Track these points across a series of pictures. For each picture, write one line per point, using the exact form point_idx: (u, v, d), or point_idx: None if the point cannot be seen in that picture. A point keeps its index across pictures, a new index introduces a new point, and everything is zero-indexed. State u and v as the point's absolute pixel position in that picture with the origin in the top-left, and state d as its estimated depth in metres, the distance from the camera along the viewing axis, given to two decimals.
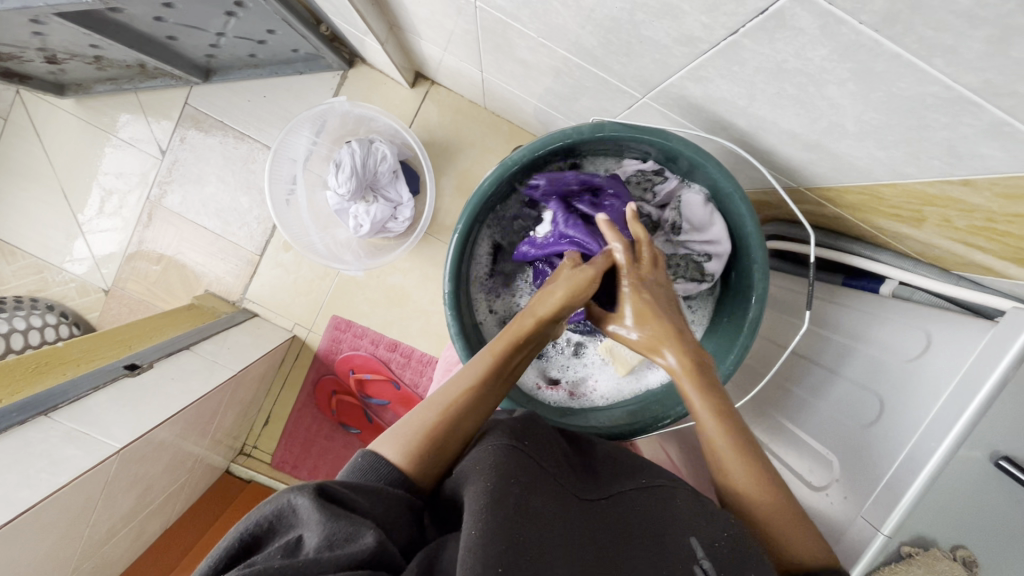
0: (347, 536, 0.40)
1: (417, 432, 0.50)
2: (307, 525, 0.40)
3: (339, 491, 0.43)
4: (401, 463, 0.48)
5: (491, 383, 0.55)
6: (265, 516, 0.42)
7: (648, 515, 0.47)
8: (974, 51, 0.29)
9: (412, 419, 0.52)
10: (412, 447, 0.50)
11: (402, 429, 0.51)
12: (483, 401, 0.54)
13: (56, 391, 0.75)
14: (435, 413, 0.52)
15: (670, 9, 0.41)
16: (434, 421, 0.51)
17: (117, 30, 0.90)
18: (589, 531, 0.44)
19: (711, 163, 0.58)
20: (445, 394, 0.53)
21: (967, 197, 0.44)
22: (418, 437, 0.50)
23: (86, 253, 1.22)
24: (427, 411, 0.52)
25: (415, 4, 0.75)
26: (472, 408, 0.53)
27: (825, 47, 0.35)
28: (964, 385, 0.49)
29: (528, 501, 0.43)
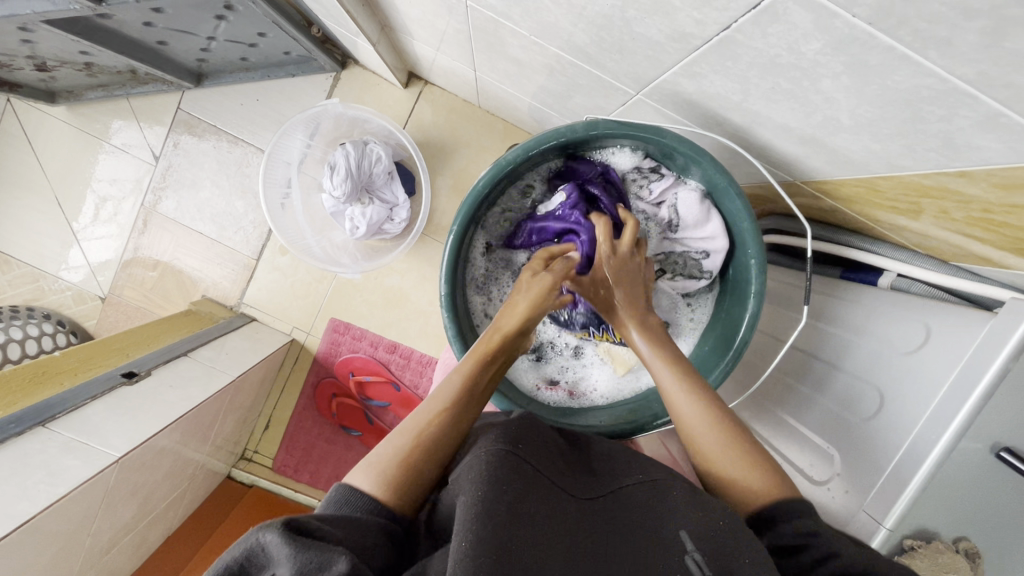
0: (318, 566, 0.37)
1: (391, 460, 0.50)
2: (277, 562, 0.38)
3: (309, 523, 0.41)
4: (377, 492, 0.48)
5: (465, 402, 0.55)
6: (233, 560, 0.40)
7: (645, 512, 0.47)
8: (969, 43, 0.28)
9: (386, 448, 0.51)
10: (388, 475, 0.49)
11: (375, 460, 0.51)
12: (458, 419, 0.54)
13: (53, 401, 0.74)
14: (409, 440, 0.52)
15: (662, 6, 0.41)
16: (408, 447, 0.51)
17: (106, 37, 0.90)
18: (585, 530, 0.43)
19: (706, 159, 0.58)
20: (417, 422, 0.53)
21: (963, 188, 0.43)
22: (393, 465, 0.50)
23: (82, 260, 1.22)
24: (401, 440, 0.52)
25: (406, 5, 0.75)
26: (448, 428, 0.53)
27: (818, 41, 0.35)
28: (964, 377, 0.49)
29: (518, 504, 0.42)
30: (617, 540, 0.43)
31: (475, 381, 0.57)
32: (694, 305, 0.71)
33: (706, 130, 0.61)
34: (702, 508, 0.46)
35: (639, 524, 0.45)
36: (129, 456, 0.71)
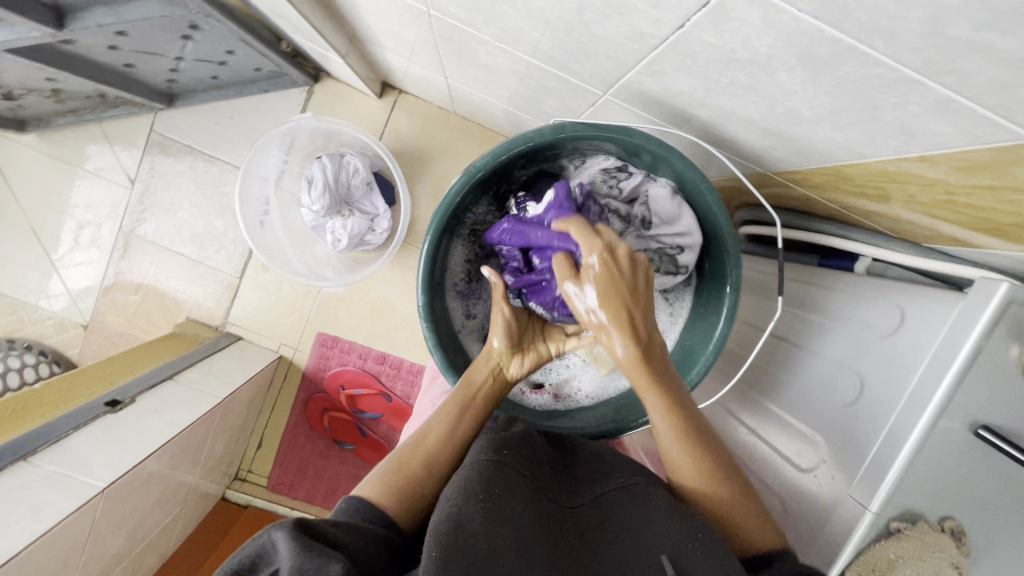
0: (319, 563, 0.37)
1: (395, 469, 0.53)
2: (282, 557, 0.38)
3: (321, 529, 0.42)
4: (375, 496, 0.51)
5: (465, 417, 0.60)
6: (245, 557, 0.40)
7: (623, 518, 0.48)
8: (912, 32, 0.29)
9: (393, 460, 0.55)
10: (392, 484, 0.52)
11: (378, 469, 0.54)
12: (453, 431, 0.58)
13: (34, 434, 0.73)
14: (412, 453, 0.56)
15: (617, 7, 0.41)
16: (412, 459, 0.55)
17: (72, 62, 0.89)
18: (561, 542, 0.44)
19: (674, 156, 0.58)
20: (422, 434, 0.58)
21: (925, 172, 0.44)
22: (389, 471, 0.53)
23: (62, 288, 1.20)
24: (406, 455, 0.55)
25: (372, 16, 0.75)
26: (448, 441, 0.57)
27: (770, 36, 0.35)
28: (940, 358, 0.50)
29: (495, 516, 0.44)
30: (590, 552, 0.44)
31: (466, 396, 0.62)
32: (673, 302, 0.71)
33: (672, 128, 0.62)
34: (680, 516, 0.46)
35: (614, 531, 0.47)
36: (114, 486, 0.70)
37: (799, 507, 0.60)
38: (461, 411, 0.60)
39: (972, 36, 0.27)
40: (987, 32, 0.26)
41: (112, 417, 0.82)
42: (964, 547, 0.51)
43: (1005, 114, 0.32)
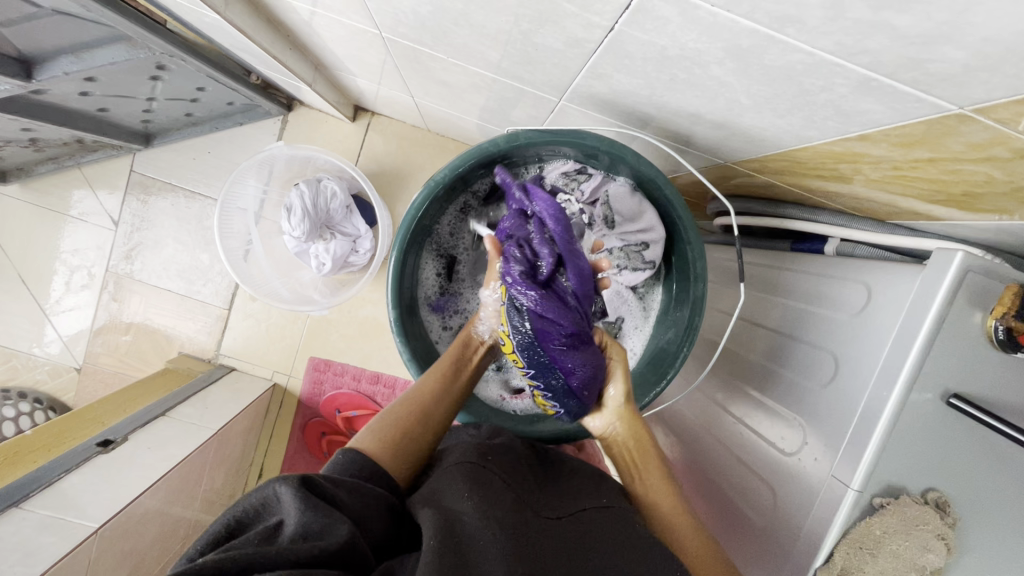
0: (323, 529, 0.40)
1: (391, 421, 0.55)
2: (288, 512, 0.41)
3: (322, 484, 0.44)
4: (370, 447, 0.52)
5: (458, 379, 0.64)
6: (251, 503, 0.43)
7: (603, 531, 0.48)
8: (817, 18, 0.30)
9: (386, 414, 0.56)
10: (385, 440, 0.54)
11: (374, 424, 0.56)
12: (442, 395, 0.61)
13: (26, 479, 0.74)
14: (407, 408, 0.57)
15: (551, 16, 0.42)
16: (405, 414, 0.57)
17: (47, 111, 0.91)
18: (549, 543, 0.45)
19: (628, 154, 0.60)
20: (416, 390, 0.60)
21: (869, 150, 0.45)
22: (384, 425, 0.55)
23: (54, 334, 1.21)
24: (400, 409, 0.57)
25: (332, 43, 0.76)
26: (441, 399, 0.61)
27: (693, 32, 0.37)
28: (906, 329, 0.50)
29: (486, 513, 0.45)
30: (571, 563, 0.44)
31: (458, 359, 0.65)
32: (644, 297, 0.73)
33: (632, 129, 0.63)
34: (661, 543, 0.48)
35: (595, 541, 0.47)
36: (108, 526, 0.70)
37: (786, 491, 0.59)
38: (454, 374, 0.63)
39: (872, 17, 0.28)
40: (884, 12, 0.28)
41: (106, 457, 0.83)
42: (949, 518, 0.51)
43: (923, 88, 0.33)
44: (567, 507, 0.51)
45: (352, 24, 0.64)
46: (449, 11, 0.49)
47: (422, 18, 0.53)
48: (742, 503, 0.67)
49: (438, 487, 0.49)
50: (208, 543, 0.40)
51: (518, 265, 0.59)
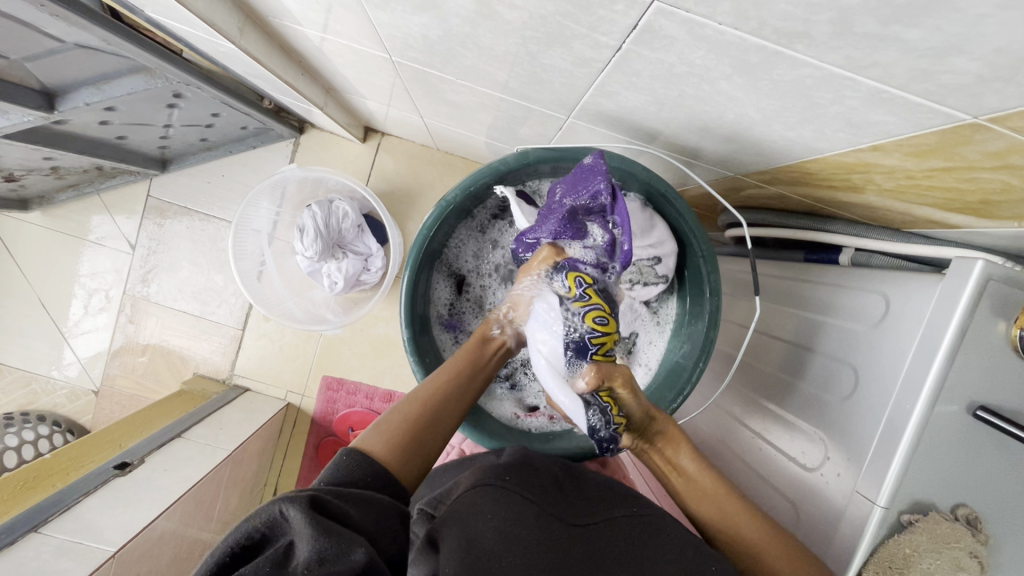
0: (339, 551, 0.39)
1: (400, 425, 0.55)
2: (298, 535, 0.40)
3: (328, 503, 0.43)
4: (377, 453, 0.52)
5: (475, 377, 0.63)
6: (255, 524, 0.42)
7: (626, 542, 0.49)
8: (825, 33, 0.30)
9: (398, 414, 0.56)
10: (394, 441, 0.53)
11: (383, 425, 0.55)
12: (458, 394, 0.61)
13: (47, 503, 0.75)
14: (415, 408, 0.57)
15: (558, 38, 0.43)
16: (418, 413, 0.56)
17: (69, 141, 0.93)
18: (572, 552, 0.46)
19: (637, 169, 0.61)
20: (429, 388, 0.59)
21: (881, 160, 0.44)
22: (396, 431, 0.54)
23: (73, 358, 1.23)
24: (410, 409, 0.57)
25: (342, 68, 0.78)
26: (451, 399, 0.60)
27: (700, 49, 0.37)
28: (927, 339, 0.49)
29: (509, 530, 0.46)
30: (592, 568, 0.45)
31: (476, 356, 0.64)
32: (658, 310, 0.73)
33: (640, 144, 0.63)
34: (689, 553, 0.48)
35: (615, 550, 0.48)
36: (124, 550, 0.70)
37: (809, 508, 0.58)
38: (472, 371, 0.63)
39: (882, 31, 0.28)
40: (893, 26, 0.28)
41: (123, 480, 0.83)
42: (982, 536, 0.49)
43: (936, 99, 0.32)
44: (589, 512, 0.52)
45: (362, 49, 0.65)
46: (457, 35, 0.50)
47: (432, 42, 0.54)
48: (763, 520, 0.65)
49: (461, 503, 0.50)
50: (213, 569, 0.39)
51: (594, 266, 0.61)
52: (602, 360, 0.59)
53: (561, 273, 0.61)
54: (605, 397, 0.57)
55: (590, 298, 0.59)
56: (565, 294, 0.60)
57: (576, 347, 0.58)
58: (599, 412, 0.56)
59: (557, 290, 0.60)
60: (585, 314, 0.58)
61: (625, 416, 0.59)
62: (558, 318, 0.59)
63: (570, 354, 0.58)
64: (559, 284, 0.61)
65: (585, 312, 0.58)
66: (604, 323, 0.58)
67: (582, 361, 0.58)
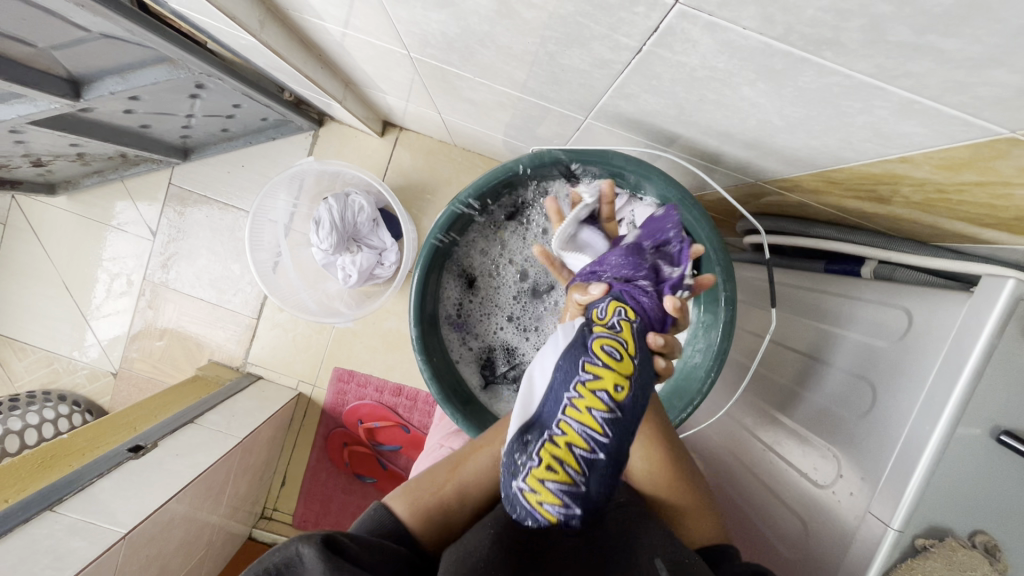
0: None
1: (429, 488, 0.55)
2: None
3: (342, 544, 0.42)
4: (405, 514, 0.53)
5: None
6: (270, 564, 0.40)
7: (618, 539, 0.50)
8: (856, 41, 0.29)
9: (430, 476, 0.56)
10: (421, 504, 0.54)
11: (415, 485, 0.56)
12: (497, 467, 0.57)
13: (63, 483, 0.76)
14: (449, 473, 0.57)
15: (577, 39, 0.42)
16: (449, 480, 0.56)
17: (93, 128, 0.95)
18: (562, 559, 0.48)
19: (654, 174, 0.61)
20: (467, 455, 0.58)
21: (909, 172, 0.42)
22: (426, 494, 0.55)
23: (94, 339, 1.26)
24: (444, 474, 0.56)
25: (362, 63, 0.78)
26: (488, 472, 0.57)
27: (724, 54, 0.36)
28: (951, 358, 0.47)
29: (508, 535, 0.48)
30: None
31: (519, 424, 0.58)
32: None
33: (658, 147, 0.62)
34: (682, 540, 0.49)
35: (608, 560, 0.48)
36: (135, 532, 0.71)
37: (820, 525, 0.57)
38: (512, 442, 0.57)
39: (916, 40, 0.27)
40: (928, 35, 0.26)
41: (136, 463, 0.85)
42: (1000, 564, 0.47)
43: (970, 111, 0.31)
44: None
45: (381, 44, 0.65)
46: (475, 33, 0.50)
47: (449, 39, 0.54)
48: (771, 535, 0.65)
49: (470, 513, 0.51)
50: None
51: (645, 294, 0.54)
52: (580, 415, 0.45)
53: (607, 298, 0.54)
54: (558, 451, 0.44)
55: (616, 329, 0.50)
56: (596, 321, 0.52)
57: (560, 379, 0.48)
58: (525, 457, 0.44)
59: (593, 312, 0.53)
60: (594, 340, 0.49)
61: (559, 496, 0.42)
62: (569, 338, 0.52)
63: (556, 379, 0.48)
64: (596, 309, 0.53)
65: (596, 336, 0.49)
66: (608, 357, 0.48)
67: (566, 390, 0.47)
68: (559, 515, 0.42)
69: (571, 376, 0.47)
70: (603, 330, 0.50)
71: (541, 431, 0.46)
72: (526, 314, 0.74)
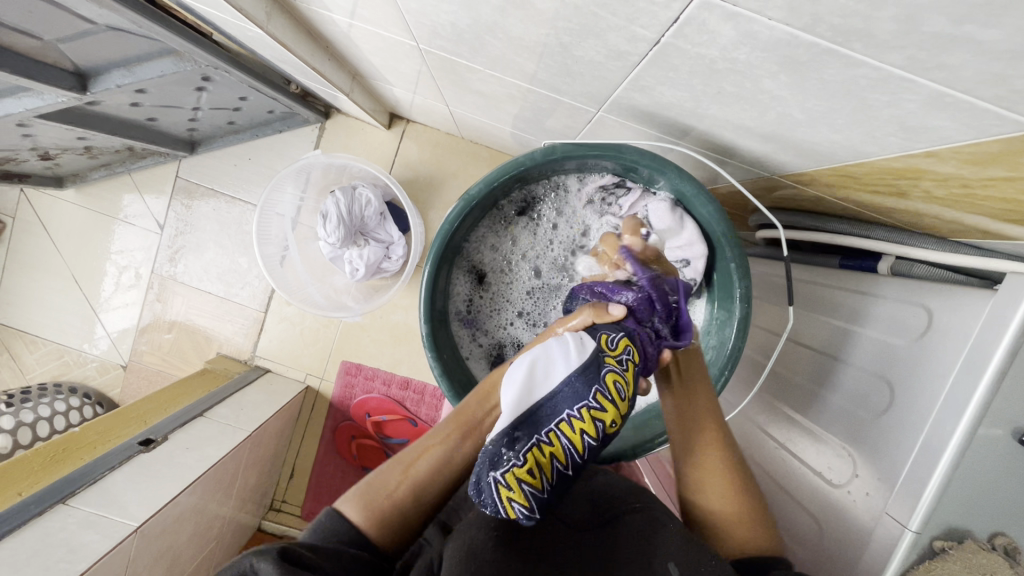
0: None
1: (380, 491, 0.52)
2: None
3: (299, 555, 0.42)
4: (357, 520, 0.50)
5: (469, 443, 0.55)
6: None
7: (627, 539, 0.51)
8: (888, 31, 0.28)
9: (381, 477, 0.53)
10: (374, 508, 0.51)
11: (365, 487, 0.52)
12: (451, 463, 0.54)
13: (74, 476, 0.77)
14: (401, 473, 0.53)
15: (592, 30, 0.41)
16: (400, 481, 0.52)
17: (101, 121, 0.95)
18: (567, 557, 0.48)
19: (668, 168, 0.59)
20: (417, 451, 0.54)
21: (934, 167, 0.41)
22: (377, 497, 0.51)
23: (103, 332, 1.26)
24: (395, 474, 0.53)
25: (369, 54, 0.77)
26: (440, 469, 0.53)
27: (746, 45, 0.35)
28: (973, 359, 0.46)
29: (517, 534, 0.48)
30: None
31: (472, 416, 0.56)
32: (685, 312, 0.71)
33: (670, 140, 0.61)
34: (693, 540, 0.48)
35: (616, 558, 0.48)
36: (147, 525, 0.72)
37: (835, 524, 0.56)
38: (465, 435, 0.55)
39: (952, 31, 0.26)
40: (966, 26, 0.25)
41: (146, 456, 0.85)
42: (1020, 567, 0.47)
43: (1006, 105, 0.29)
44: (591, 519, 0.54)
45: (390, 36, 0.64)
46: (486, 24, 0.49)
47: (459, 30, 0.53)
48: (784, 534, 0.64)
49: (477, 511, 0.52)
50: None
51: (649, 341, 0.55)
52: (572, 434, 0.48)
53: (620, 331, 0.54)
54: (542, 458, 0.47)
55: (625, 368, 0.51)
56: (604, 347, 0.52)
57: (568, 395, 0.49)
58: (515, 454, 0.46)
59: (605, 337, 0.53)
60: (607, 373, 0.50)
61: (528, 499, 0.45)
62: (582, 355, 0.51)
63: (560, 392, 0.49)
64: (608, 336, 0.53)
65: (610, 371, 0.50)
66: (616, 395, 0.50)
67: (565, 409, 0.49)
68: (519, 513, 0.45)
69: (579, 398, 0.49)
70: (615, 364, 0.51)
71: (531, 432, 0.48)
72: (538, 310, 0.73)
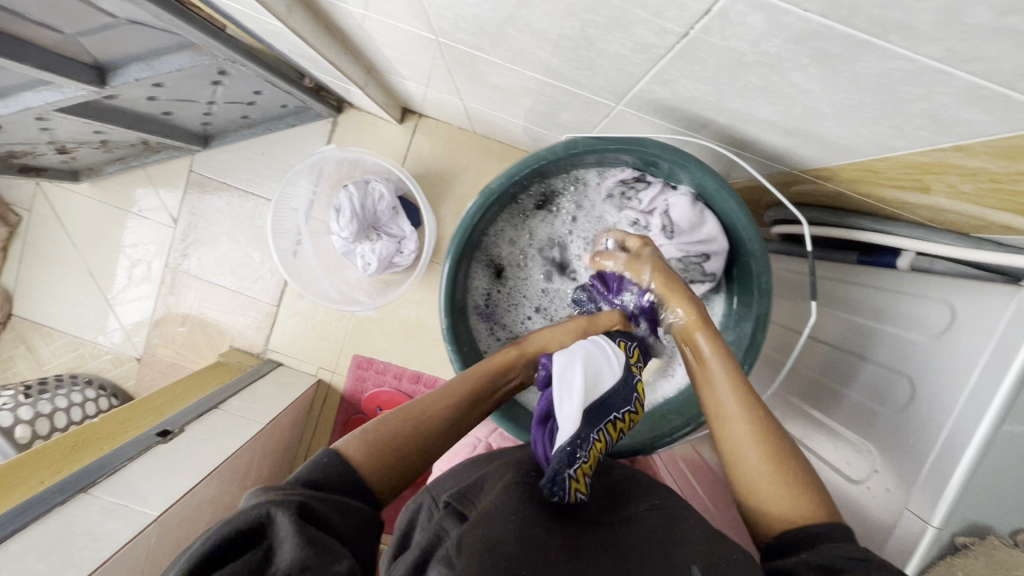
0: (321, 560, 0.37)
1: (386, 439, 0.52)
2: (282, 540, 0.38)
3: (311, 507, 0.42)
4: (357, 461, 0.49)
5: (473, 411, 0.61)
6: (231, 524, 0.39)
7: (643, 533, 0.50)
8: (928, 23, 0.28)
9: (387, 424, 0.53)
10: (377, 453, 0.50)
11: (371, 431, 0.52)
12: (453, 425, 0.58)
13: (94, 466, 0.78)
14: (409, 424, 0.54)
15: (618, 23, 0.41)
16: (407, 431, 0.54)
17: (118, 115, 0.95)
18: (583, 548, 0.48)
19: (690, 162, 0.59)
20: (425, 406, 0.57)
21: (962, 161, 0.41)
22: (383, 444, 0.51)
23: (118, 325, 1.28)
24: (401, 423, 0.54)
25: (385, 48, 0.77)
26: (444, 429, 0.57)
27: (778, 38, 0.34)
28: (997, 355, 0.46)
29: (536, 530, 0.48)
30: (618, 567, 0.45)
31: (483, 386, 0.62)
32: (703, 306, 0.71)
33: (689, 134, 0.61)
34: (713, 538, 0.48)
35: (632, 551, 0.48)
36: (167, 514, 0.73)
37: (855, 521, 0.56)
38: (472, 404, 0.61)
39: (995, 23, 0.26)
40: (1010, 17, 0.25)
41: (164, 447, 0.86)
42: None
43: None
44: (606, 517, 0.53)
45: (408, 29, 0.64)
46: (510, 17, 0.48)
47: (481, 22, 0.52)
48: None
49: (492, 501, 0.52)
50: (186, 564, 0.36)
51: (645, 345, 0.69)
52: (614, 432, 0.60)
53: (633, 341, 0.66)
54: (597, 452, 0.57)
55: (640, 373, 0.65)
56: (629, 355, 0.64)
57: (619, 401, 0.61)
58: (584, 450, 0.56)
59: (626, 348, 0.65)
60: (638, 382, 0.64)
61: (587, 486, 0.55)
62: (621, 363, 0.63)
63: (610, 397, 0.60)
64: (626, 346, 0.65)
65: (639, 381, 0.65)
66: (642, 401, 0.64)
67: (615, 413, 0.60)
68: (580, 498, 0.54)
69: (623, 403, 0.61)
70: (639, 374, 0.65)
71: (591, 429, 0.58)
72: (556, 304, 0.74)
